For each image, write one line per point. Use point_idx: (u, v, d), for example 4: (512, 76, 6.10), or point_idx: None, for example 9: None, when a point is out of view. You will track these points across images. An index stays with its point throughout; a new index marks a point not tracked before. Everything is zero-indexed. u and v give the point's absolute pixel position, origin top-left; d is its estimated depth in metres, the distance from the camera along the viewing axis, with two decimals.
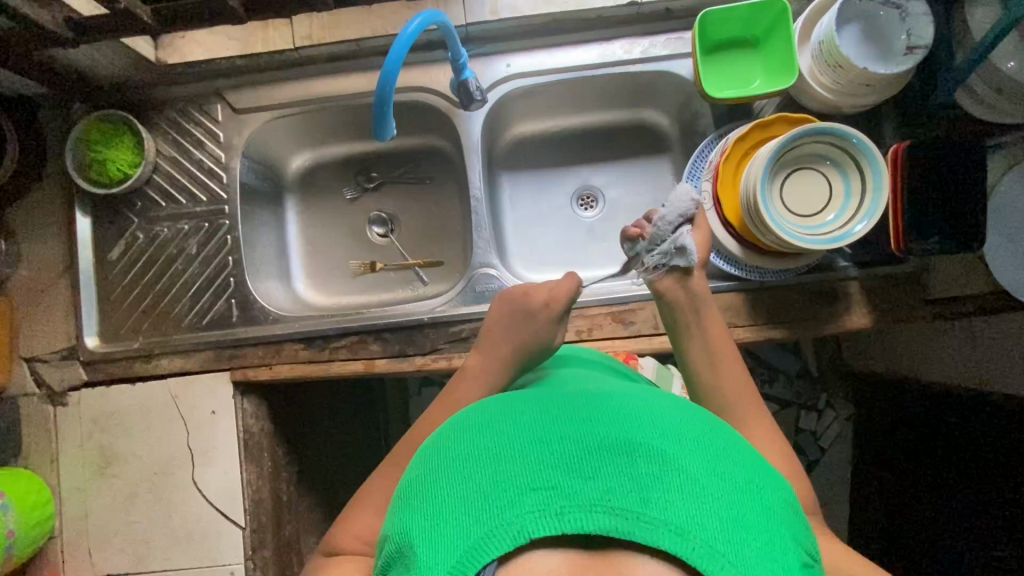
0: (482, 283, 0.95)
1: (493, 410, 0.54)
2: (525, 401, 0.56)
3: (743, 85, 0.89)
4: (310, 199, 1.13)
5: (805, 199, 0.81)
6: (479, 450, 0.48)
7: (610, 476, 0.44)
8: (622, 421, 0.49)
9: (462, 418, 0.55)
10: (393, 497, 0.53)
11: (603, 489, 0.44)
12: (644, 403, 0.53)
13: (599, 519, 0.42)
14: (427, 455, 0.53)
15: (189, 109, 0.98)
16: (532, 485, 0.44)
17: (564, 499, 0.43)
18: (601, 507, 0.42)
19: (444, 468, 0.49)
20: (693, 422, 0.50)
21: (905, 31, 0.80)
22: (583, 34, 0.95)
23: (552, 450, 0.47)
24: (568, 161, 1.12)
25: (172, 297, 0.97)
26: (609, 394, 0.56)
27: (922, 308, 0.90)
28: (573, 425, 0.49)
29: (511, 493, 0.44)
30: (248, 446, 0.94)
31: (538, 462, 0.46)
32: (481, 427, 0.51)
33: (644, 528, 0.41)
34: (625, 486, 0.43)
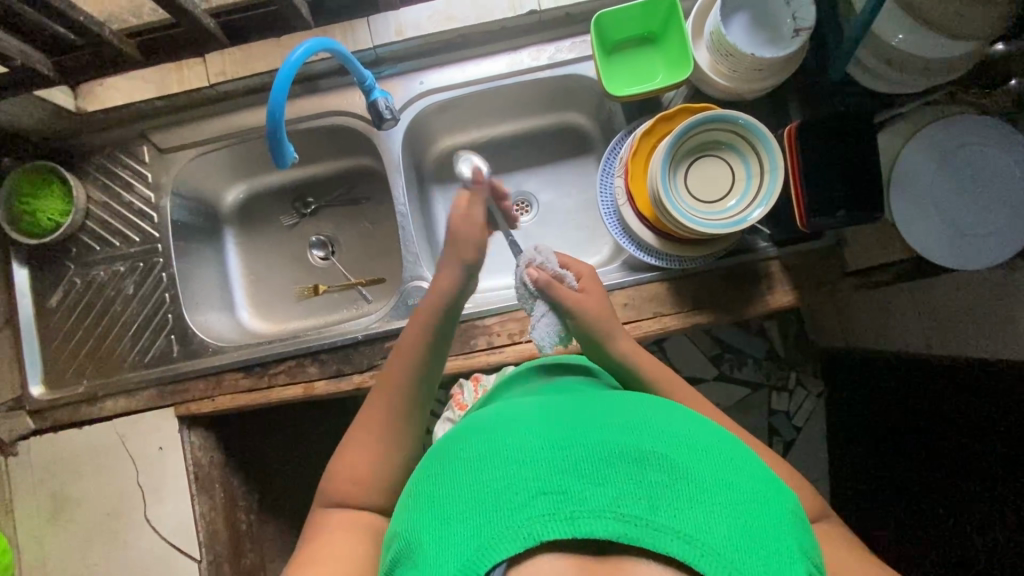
0: (414, 296, 0.96)
1: (505, 417, 0.55)
2: (533, 409, 0.57)
3: (647, 81, 0.91)
4: (251, 230, 1.15)
5: (710, 185, 0.83)
6: (494, 454, 0.50)
7: (619, 482, 0.45)
8: (633, 430, 0.50)
9: (476, 425, 0.56)
10: (403, 498, 0.54)
11: (613, 496, 0.44)
12: (654, 412, 0.54)
13: (608, 525, 0.43)
14: (438, 459, 0.54)
15: (116, 153, 1.01)
16: (543, 490, 0.45)
17: (574, 504, 0.44)
18: (610, 513, 0.43)
19: (457, 471, 0.50)
20: (702, 434, 0.52)
21: (791, 15, 0.83)
22: (491, 46, 0.98)
23: (562, 456, 0.48)
24: (499, 169, 1.14)
25: (113, 338, 0.99)
26: (617, 402, 0.58)
27: (843, 280, 0.91)
28: (584, 432, 0.50)
29: (523, 496, 0.45)
30: (198, 478, 0.95)
31: (546, 467, 0.47)
32: (492, 433, 0.53)
33: (652, 534, 0.43)
34: (635, 493, 0.45)
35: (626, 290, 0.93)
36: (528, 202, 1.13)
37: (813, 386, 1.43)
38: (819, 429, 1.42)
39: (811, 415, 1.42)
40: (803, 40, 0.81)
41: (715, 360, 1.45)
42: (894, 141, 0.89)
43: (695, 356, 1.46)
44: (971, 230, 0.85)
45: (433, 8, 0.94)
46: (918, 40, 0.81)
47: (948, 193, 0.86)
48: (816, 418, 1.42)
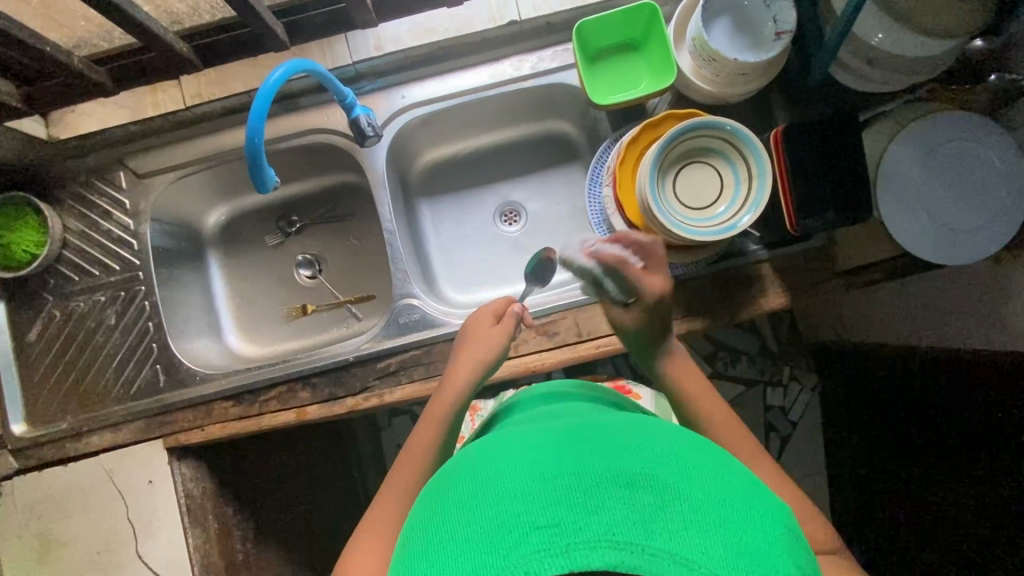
0: (405, 314, 0.94)
1: (497, 453, 0.54)
2: (525, 440, 0.56)
3: (631, 89, 0.91)
4: (235, 251, 1.13)
5: (698, 192, 0.82)
6: (486, 491, 0.48)
7: (612, 509, 0.44)
8: (623, 454, 0.50)
9: (467, 464, 0.55)
10: (397, 544, 0.52)
11: (608, 524, 0.43)
12: (643, 435, 0.54)
13: (604, 555, 0.42)
14: (431, 500, 0.52)
15: (92, 181, 0.98)
16: (536, 524, 0.44)
17: (569, 536, 0.43)
18: (606, 543, 0.42)
19: (450, 511, 0.48)
20: (691, 453, 0.51)
21: (772, 18, 0.83)
22: (472, 58, 0.96)
23: (553, 486, 0.46)
24: (485, 180, 1.14)
25: (97, 371, 0.96)
26: (608, 428, 0.57)
27: (833, 280, 0.91)
28: (576, 461, 0.49)
29: (517, 533, 0.44)
30: (191, 511, 0.92)
31: (540, 499, 0.45)
32: (484, 470, 0.51)
33: (648, 560, 0.41)
34: (629, 518, 0.43)
35: None
36: (517, 212, 1.13)
37: (807, 380, 1.44)
38: (817, 424, 1.42)
39: (809, 410, 1.43)
40: (784, 44, 0.81)
41: (710, 359, 1.46)
42: (878, 141, 0.89)
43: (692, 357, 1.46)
44: (959, 227, 0.85)
45: (413, 21, 0.93)
46: (899, 40, 0.80)
47: (934, 190, 0.86)
48: (814, 413, 1.43)
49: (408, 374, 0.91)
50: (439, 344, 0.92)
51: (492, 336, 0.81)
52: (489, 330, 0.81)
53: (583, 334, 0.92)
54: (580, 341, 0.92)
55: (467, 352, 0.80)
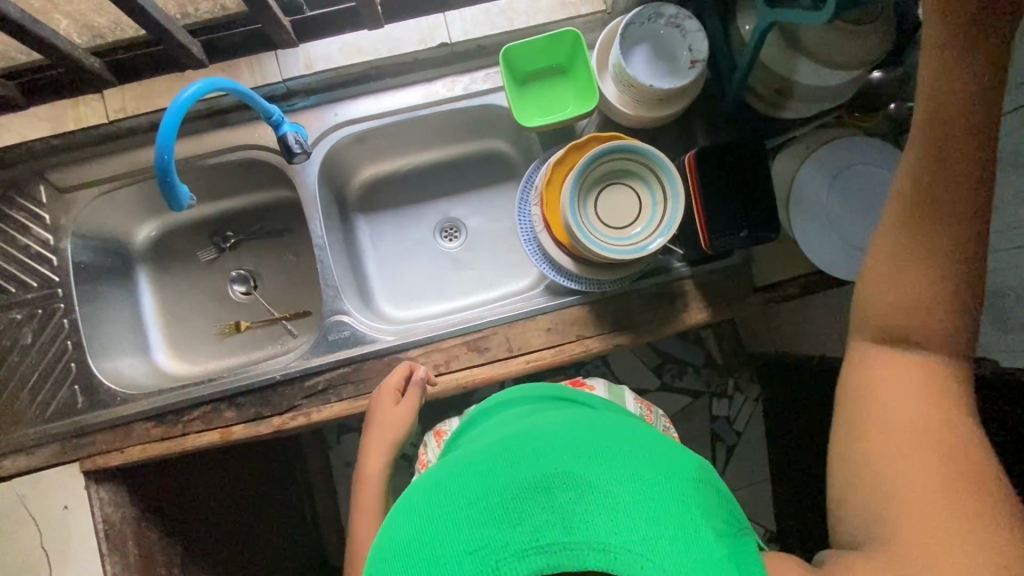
0: (335, 332, 0.94)
1: (426, 484, 0.57)
2: (449, 465, 0.59)
3: (558, 111, 0.94)
4: (167, 267, 1.11)
5: (620, 212, 0.85)
6: (422, 523, 0.52)
7: (534, 516, 0.49)
8: (541, 458, 0.54)
9: (401, 500, 0.58)
10: None
11: (530, 531, 0.48)
12: (560, 432, 0.59)
13: (532, 561, 0.47)
14: (379, 535, 0.56)
15: (10, 195, 0.95)
16: (470, 549, 0.48)
17: (498, 552, 0.48)
18: (531, 551, 0.47)
19: (393, 547, 0.52)
20: (602, 442, 0.57)
21: (688, 47, 0.88)
22: (406, 77, 0.98)
23: (479, 509, 0.51)
24: (426, 196, 1.15)
25: (10, 392, 0.92)
26: (530, 430, 0.61)
27: (754, 295, 0.95)
28: (498, 476, 0.53)
29: (453, 561, 0.48)
30: (110, 537, 0.90)
31: (469, 525, 0.50)
32: (415, 505, 0.55)
33: (571, 555, 0.47)
34: (548, 521, 0.48)
35: (549, 315, 0.94)
36: (456, 228, 1.15)
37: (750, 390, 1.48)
38: (761, 433, 1.47)
39: (753, 418, 1.48)
40: (699, 71, 0.86)
41: (657, 371, 1.49)
42: (791, 164, 0.94)
43: (639, 368, 1.49)
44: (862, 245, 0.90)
45: (343, 41, 0.96)
46: (804, 70, 0.84)
47: (842, 210, 0.91)
48: (758, 421, 1.47)
49: (336, 392, 0.91)
50: (370, 360, 0.92)
51: (397, 413, 0.86)
52: (389, 411, 0.85)
53: (514, 349, 0.93)
54: (511, 356, 0.93)
55: (377, 428, 0.87)
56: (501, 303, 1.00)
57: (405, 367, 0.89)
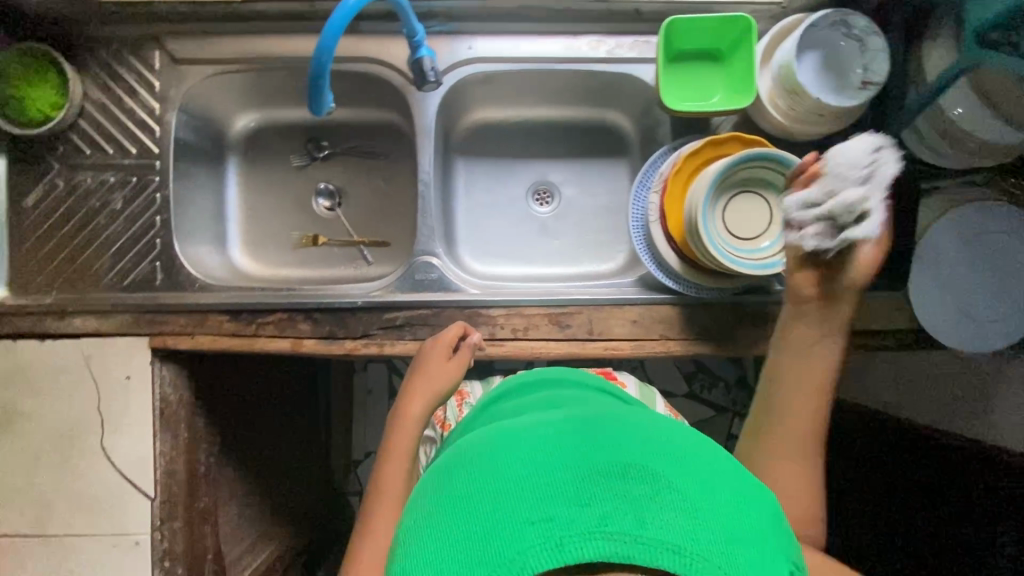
0: (422, 272, 0.92)
1: (485, 449, 0.54)
2: (512, 433, 0.56)
3: (703, 100, 0.88)
4: (257, 163, 1.08)
5: (747, 222, 0.81)
6: (482, 489, 0.49)
7: (604, 502, 0.45)
8: (614, 447, 0.50)
9: (457, 461, 0.55)
10: (395, 545, 0.52)
11: (600, 516, 0.44)
12: (632, 426, 0.55)
13: (599, 547, 0.42)
14: (430, 495, 0.53)
15: (123, 52, 0.92)
16: (532, 519, 0.44)
17: (562, 530, 0.43)
18: (598, 535, 0.43)
19: (446, 506, 0.49)
20: (677, 444, 0.53)
21: (862, 65, 0.81)
22: (551, 25, 0.92)
23: (545, 481, 0.47)
24: (527, 153, 1.11)
25: (92, 252, 0.91)
26: (600, 418, 0.57)
27: (847, 337, 0.92)
28: (568, 455, 0.49)
29: (512, 530, 0.44)
30: (164, 415, 0.91)
31: (532, 495, 0.46)
32: (471, 471, 0.51)
33: (644, 549, 0.42)
34: (620, 510, 0.44)
35: (637, 307, 0.92)
36: (551, 193, 1.11)
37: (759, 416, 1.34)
38: None
39: None
40: (870, 95, 0.80)
41: (689, 379, 1.48)
42: (927, 215, 0.87)
43: (678, 373, 1.48)
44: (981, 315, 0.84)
45: None
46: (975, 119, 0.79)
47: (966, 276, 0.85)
48: None
49: (411, 331, 0.90)
50: (450, 308, 0.90)
51: (445, 369, 0.82)
52: (441, 364, 0.81)
53: (595, 332, 0.91)
54: (590, 339, 0.91)
55: (419, 388, 0.80)
56: (589, 283, 0.97)
57: (463, 324, 0.86)
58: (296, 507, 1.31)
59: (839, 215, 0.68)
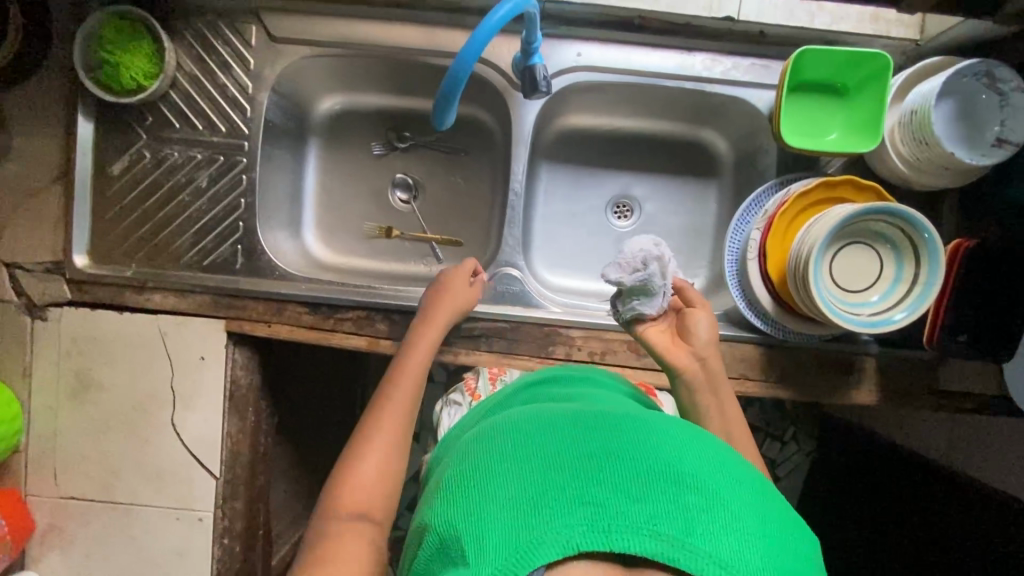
0: (503, 284, 0.90)
1: (539, 420, 0.53)
2: (569, 412, 0.55)
3: (818, 136, 0.84)
4: (336, 148, 1.05)
5: (853, 274, 0.78)
6: (534, 457, 0.48)
7: (656, 500, 0.44)
8: (671, 446, 0.48)
9: (508, 425, 0.54)
10: (434, 492, 0.52)
11: (650, 514, 0.43)
12: (687, 428, 0.53)
13: (645, 543, 0.41)
14: (474, 451, 0.52)
15: (219, 24, 0.88)
16: (582, 499, 0.44)
17: (610, 518, 0.43)
18: (646, 531, 0.42)
19: (495, 466, 0.48)
20: (731, 459, 0.51)
21: (1000, 122, 0.77)
22: (666, 38, 0.87)
23: (600, 465, 0.46)
24: (612, 164, 1.07)
25: (174, 228, 0.90)
26: (655, 415, 0.55)
27: (927, 396, 0.90)
28: (625, 445, 0.48)
29: (560, 503, 0.44)
30: (233, 398, 0.91)
31: (586, 476, 0.45)
32: (523, 439, 0.51)
33: (688, 555, 0.41)
34: (671, 513, 0.43)
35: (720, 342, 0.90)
36: (631, 207, 1.07)
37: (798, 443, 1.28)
38: None
39: None
40: (1004, 157, 0.76)
41: None
42: None
43: None
44: None
45: None
46: None
47: None
48: None
49: (488, 342, 0.89)
50: (528, 323, 0.89)
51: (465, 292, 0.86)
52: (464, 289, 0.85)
53: None
54: None
55: (443, 304, 0.84)
56: None
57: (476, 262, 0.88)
58: None
59: (637, 302, 0.76)
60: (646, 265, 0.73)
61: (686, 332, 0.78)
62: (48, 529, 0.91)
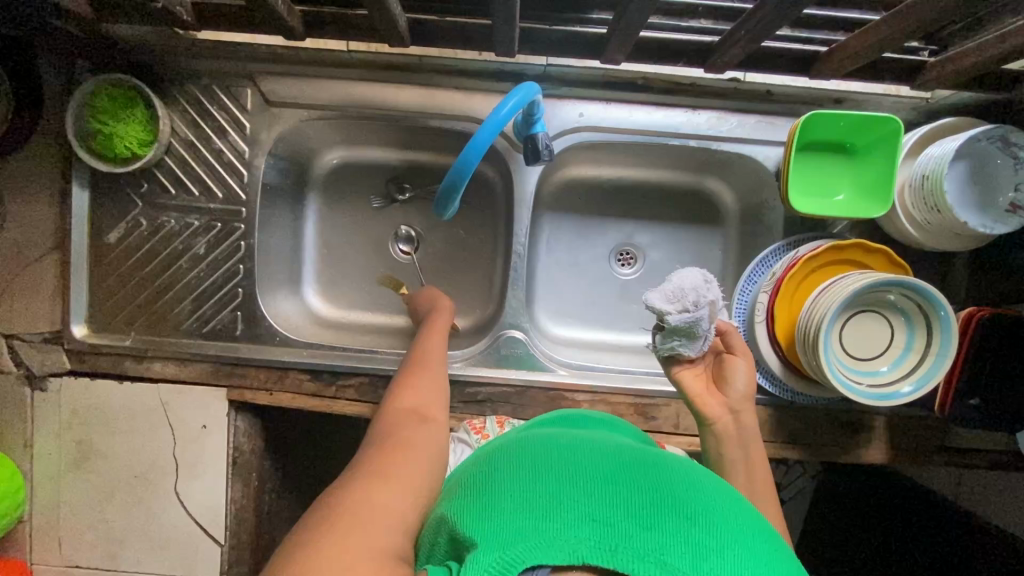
0: (508, 347, 0.89)
1: (561, 442, 0.53)
2: (590, 439, 0.54)
3: (826, 196, 0.83)
4: (335, 202, 1.04)
5: (863, 342, 0.77)
6: (551, 472, 0.47)
7: (667, 531, 0.42)
8: (685, 488, 0.47)
9: (529, 441, 0.54)
10: (446, 502, 0.51)
11: (659, 544, 0.41)
12: (705, 478, 0.52)
13: (650, 569, 0.39)
14: (492, 464, 0.52)
15: (215, 89, 0.87)
16: (594, 517, 0.43)
17: (618, 539, 0.41)
18: (653, 559, 0.40)
19: (513, 476, 0.48)
20: (746, 511, 0.49)
21: (1014, 186, 0.75)
22: (670, 97, 0.86)
23: (612, 493, 0.45)
24: (615, 212, 1.05)
25: (173, 296, 0.89)
26: (674, 457, 0.54)
27: (937, 454, 0.89)
28: (640, 478, 0.47)
29: (571, 517, 0.43)
30: (237, 465, 0.91)
31: (600, 496, 0.45)
32: (543, 455, 0.50)
33: None
34: (681, 547, 0.41)
35: None
36: (635, 256, 1.06)
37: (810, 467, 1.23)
38: None
39: None
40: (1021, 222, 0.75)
41: None
42: None
43: None
44: None
45: None
46: None
47: None
48: None
49: (493, 407, 0.88)
50: (534, 388, 0.88)
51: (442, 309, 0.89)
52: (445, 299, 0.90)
53: (681, 427, 0.87)
54: (676, 433, 0.88)
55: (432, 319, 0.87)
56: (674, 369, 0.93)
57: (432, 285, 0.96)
58: None
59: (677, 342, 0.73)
60: (698, 307, 0.69)
61: (724, 381, 0.76)
62: None
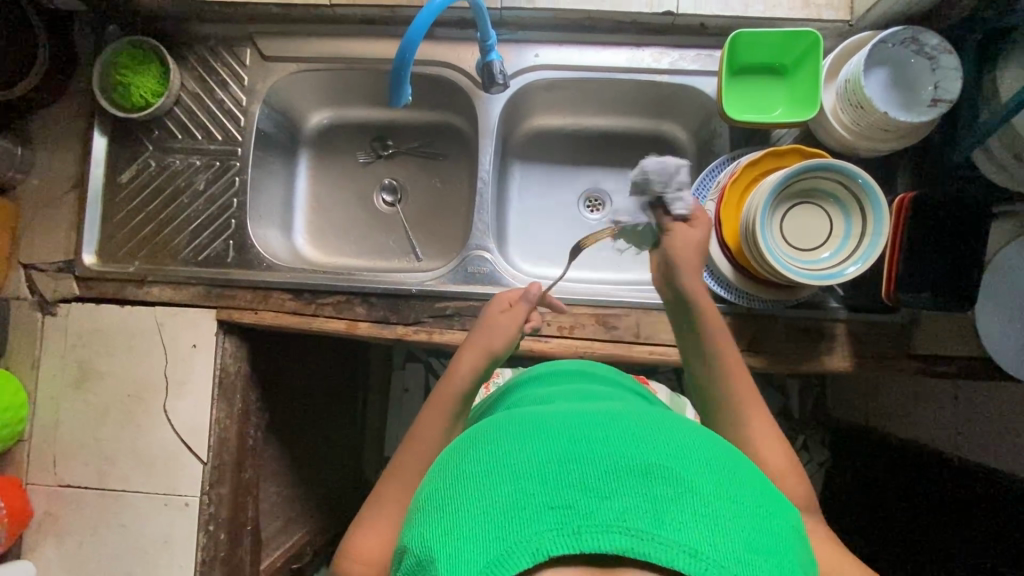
0: (474, 266, 0.95)
1: (508, 426, 0.52)
2: (535, 416, 0.53)
3: (764, 112, 0.89)
4: (326, 158, 1.15)
5: (805, 235, 0.81)
6: (501, 466, 0.46)
7: (624, 494, 0.42)
8: (634, 438, 0.47)
9: (478, 438, 0.52)
10: (411, 510, 0.51)
11: (620, 509, 0.41)
12: (653, 418, 0.51)
13: (615, 539, 0.39)
14: (447, 468, 0.51)
15: (220, 49, 1.00)
16: (550, 505, 0.42)
17: (579, 518, 0.41)
18: (615, 528, 0.40)
19: (465, 482, 0.46)
20: (702, 442, 0.49)
21: (933, 83, 0.81)
22: (615, 37, 0.96)
23: (566, 467, 0.44)
24: (582, 161, 1.13)
25: (174, 228, 0.99)
26: (621, 410, 0.53)
27: (905, 361, 0.89)
28: (592, 442, 0.46)
29: (529, 510, 0.42)
30: (222, 385, 0.96)
31: (553, 479, 0.43)
32: (492, 446, 0.49)
33: (658, 549, 0.39)
34: (641, 506, 0.41)
35: None
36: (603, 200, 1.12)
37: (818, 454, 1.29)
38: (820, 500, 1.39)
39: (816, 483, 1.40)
40: (941, 112, 0.79)
41: None
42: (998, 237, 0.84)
43: None
44: None
45: None
46: None
47: None
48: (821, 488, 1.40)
49: (460, 321, 0.92)
50: None
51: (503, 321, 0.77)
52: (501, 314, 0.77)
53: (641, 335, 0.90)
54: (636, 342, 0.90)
55: (475, 345, 0.75)
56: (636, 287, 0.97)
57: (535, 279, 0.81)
58: (325, 495, 1.32)
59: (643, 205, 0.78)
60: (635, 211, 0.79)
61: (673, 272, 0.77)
62: (45, 517, 0.95)
